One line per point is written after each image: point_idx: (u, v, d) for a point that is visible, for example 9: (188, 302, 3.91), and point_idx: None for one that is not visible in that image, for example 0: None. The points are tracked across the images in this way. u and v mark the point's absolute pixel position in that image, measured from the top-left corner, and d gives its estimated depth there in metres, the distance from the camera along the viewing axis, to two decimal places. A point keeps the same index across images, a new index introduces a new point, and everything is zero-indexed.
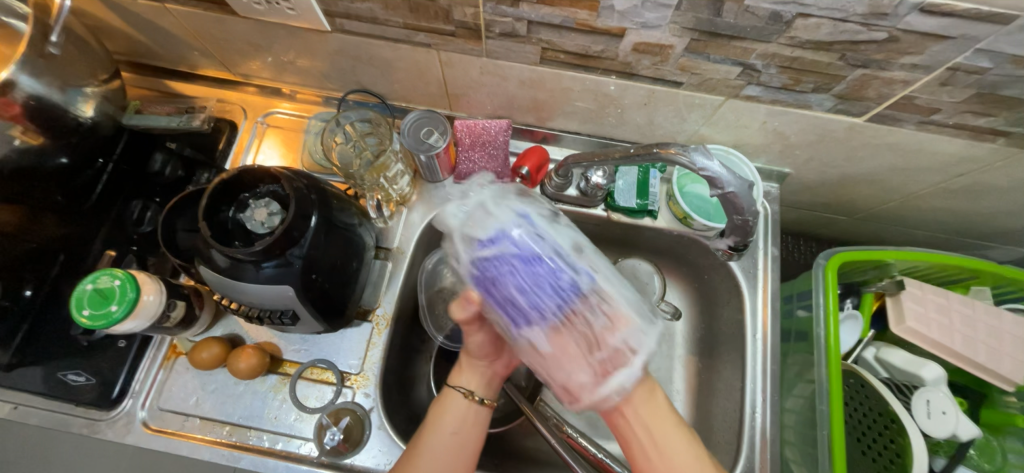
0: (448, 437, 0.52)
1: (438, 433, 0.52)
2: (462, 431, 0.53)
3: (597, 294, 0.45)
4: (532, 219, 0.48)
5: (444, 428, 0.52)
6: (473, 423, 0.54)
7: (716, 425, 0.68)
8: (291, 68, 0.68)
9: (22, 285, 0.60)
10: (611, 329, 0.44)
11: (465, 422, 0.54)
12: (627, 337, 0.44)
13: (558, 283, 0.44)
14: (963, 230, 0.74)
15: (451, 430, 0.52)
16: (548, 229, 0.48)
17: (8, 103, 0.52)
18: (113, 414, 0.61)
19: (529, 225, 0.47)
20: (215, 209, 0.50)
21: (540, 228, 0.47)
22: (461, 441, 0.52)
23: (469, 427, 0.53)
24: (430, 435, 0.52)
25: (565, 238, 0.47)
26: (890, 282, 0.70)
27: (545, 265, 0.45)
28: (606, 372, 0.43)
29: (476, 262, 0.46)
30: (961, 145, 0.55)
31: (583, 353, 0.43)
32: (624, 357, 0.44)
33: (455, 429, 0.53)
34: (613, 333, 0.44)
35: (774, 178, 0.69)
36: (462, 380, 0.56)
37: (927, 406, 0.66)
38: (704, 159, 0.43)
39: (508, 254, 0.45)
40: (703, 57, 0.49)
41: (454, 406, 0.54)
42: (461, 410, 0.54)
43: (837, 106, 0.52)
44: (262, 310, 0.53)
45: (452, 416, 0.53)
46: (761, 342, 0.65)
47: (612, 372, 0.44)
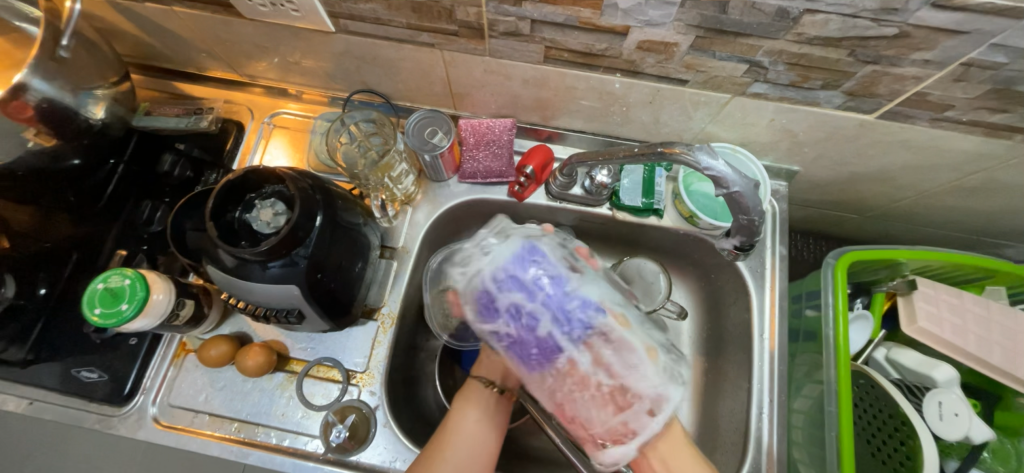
0: (475, 422, 0.54)
1: (461, 421, 0.54)
2: (484, 419, 0.55)
3: (609, 376, 0.44)
4: (545, 279, 0.46)
5: (467, 416, 0.55)
6: (496, 409, 0.56)
7: (722, 425, 0.67)
8: (297, 69, 0.68)
9: (36, 284, 0.61)
10: (623, 398, 0.44)
11: (487, 411, 0.55)
12: (636, 407, 0.45)
13: (562, 363, 0.44)
14: (977, 228, 0.73)
15: (474, 418, 0.54)
16: (562, 290, 0.46)
17: (22, 106, 0.53)
18: (125, 410, 0.62)
19: (542, 292, 0.45)
20: (222, 209, 0.51)
21: (554, 291, 0.46)
22: (486, 427, 0.55)
23: (490, 415, 0.55)
24: (458, 423, 0.54)
25: (579, 298, 0.46)
26: (902, 281, 0.69)
27: (547, 341, 0.44)
28: (609, 442, 0.45)
29: (482, 328, 0.47)
30: (975, 142, 0.53)
31: (586, 425, 0.45)
32: (634, 434, 0.45)
33: (478, 417, 0.55)
34: (623, 404, 0.44)
35: (782, 175, 0.68)
36: (483, 369, 0.58)
37: (939, 408, 0.64)
38: (709, 159, 0.42)
39: (510, 329, 0.46)
40: (708, 55, 0.48)
41: (476, 395, 0.56)
42: (483, 400, 0.56)
43: (846, 103, 0.51)
44: (268, 310, 0.53)
45: (474, 406, 0.55)
46: (768, 342, 0.65)
47: (613, 443, 0.45)
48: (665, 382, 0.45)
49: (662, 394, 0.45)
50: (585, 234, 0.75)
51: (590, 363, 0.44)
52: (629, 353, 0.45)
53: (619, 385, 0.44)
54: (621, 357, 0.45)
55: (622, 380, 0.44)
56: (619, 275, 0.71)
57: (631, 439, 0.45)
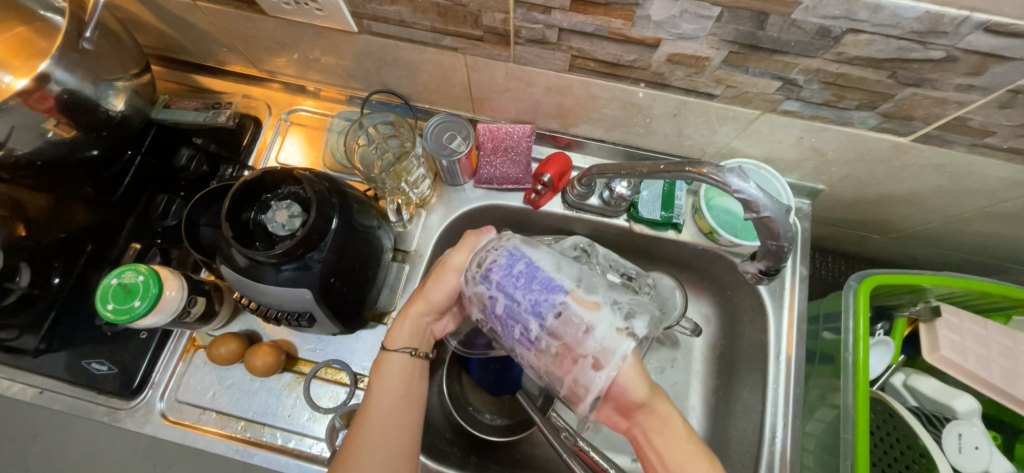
0: (394, 399, 0.52)
1: (384, 398, 0.51)
2: (408, 393, 0.52)
3: (563, 313, 0.44)
4: (509, 259, 0.47)
5: (390, 392, 0.52)
6: (418, 379, 0.54)
7: (732, 444, 0.66)
8: (316, 66, 0.68)
9: (50, 272, 0.62)
10: (574, 355, 0.43)
11: (409, 382, 0.53)
12: (586, 362, 0.43)
13: (521, 313, 0.45)
14: (1006, 255, 0.70)
15: (398, 392, 0.52)
16: (525, 266, 0.46)
17: (44, 97, 0.53)
18: (133, 404, 0.62)
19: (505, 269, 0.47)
20: (238, 209, 0.50)
21: (520, 264, 0.47)
22: (407, 403, 0.52)
23: (414, 385, 0.53)
24: (375, 405, 0.51)
25: (538, 271, 0.46)
26: (925, 308, 0.67)
27: (508, 302, 0.46)
28: (587, 375, 0.43)
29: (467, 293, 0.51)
30: (1014, 170, 0.51)
31: (565, 365, 0.44)
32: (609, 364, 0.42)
33: (402, 391, 0.52)
34: (577, 360, 0.43)
35: (806, 193, 0.66)
36: (399, 338, 0.54)
37: (959, 441, 0.63)
38: (739, 181, 0.41)
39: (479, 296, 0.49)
40: (740, 70, 0.47)
41: (395, 367, 0.53)
42: (404, 370, 0.54)
43: (882, 124, 0.49)
44: (279, 312, 0.53)
45: (395, 379, 0.53)
46: (785, 364, 0.63)
47: (596, 374, 0.42)
48: (615, 338, 0.43)
49: (612, 350, 0.42)
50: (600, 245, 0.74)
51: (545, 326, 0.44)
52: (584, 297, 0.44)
53: (572, 339, 0.43)
54: (574, 314, 0.44)
55: (581, 316, 0.44)
56: None
57: (602, 369, 0.42)
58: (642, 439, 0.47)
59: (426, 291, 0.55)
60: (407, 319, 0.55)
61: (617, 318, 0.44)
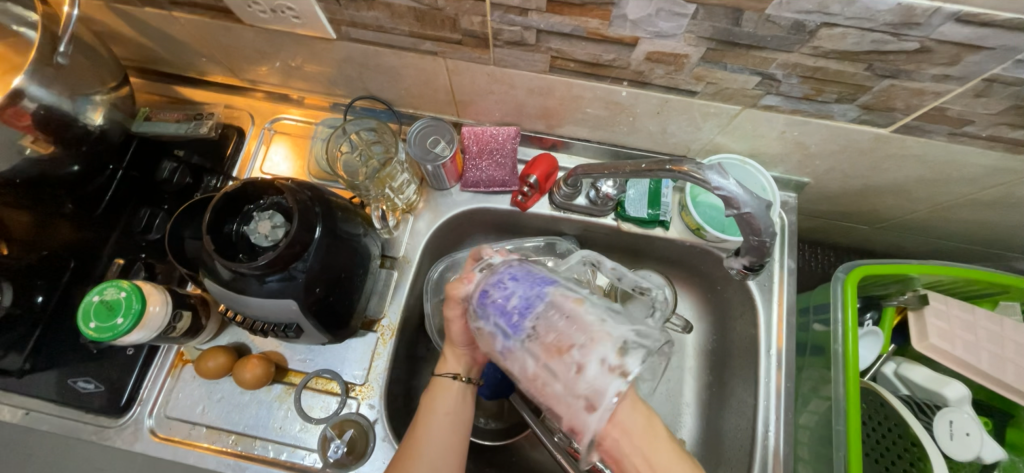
0: (446, 419, 0.53)
1: (433, 418, 0.52)
2: (455, 411, 0.53)
3: (557, 352, 0.44)
4: (536, 319, 0.45)
5: (438, 412, 0.53)
6: (466, 400, 0.55)
7: (727, 440, 0.66)
8: (298, 74, 0.67)
9: (33, 291, 0.61)
10: (568, 394, 0.43)
11: (458, 404, 0.54)
12: (578, 402, 0.43)
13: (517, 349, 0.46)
14: (991, 242, 0.71)
15: (445, 411, 0.53)
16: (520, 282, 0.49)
17: (19, 113, 0.52)
18: (121, 421, 0.61)
19: (499, 287, 0.48)
20: (219, 222, 0.50)
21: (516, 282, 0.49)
22: (456, 422, 0.53)
23: (461, 406, 0.54)
24: (429, 422, 0.52)
25: (531, 288, 0.48)
26: (912, 296, 0.68)
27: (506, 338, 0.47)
28: (581, 413, 0.43)
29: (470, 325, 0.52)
30: (994, 157, 0.52)
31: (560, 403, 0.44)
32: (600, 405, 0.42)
33: (449, 410, 0.53)
34: (571, 399, 0.43)
35: (791, 187, 0.66)
36: (450, 364, 0.56)
37: (950, 427, 0.63)
38: (719, 178, 0.41)
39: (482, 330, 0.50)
40: (719, 67, 0.47)
41: (445, 389, 0.54)
42: (452, 393, 0.54)
43: (862, 116, 0.50)
44: (266, 323, 0.52)
45: (443, 401, 0.54)
46: (775, 358, 0.63)
47: (588, 415, 0.42)
48: (604, 377, 0.42)
49: (602, 391, 0.42)
50: (589, 244, 0.74)
51: (523, 338, 0.46)
52: (576, 332, 0.44)
53: (565, 380, 0.43)
54: (565, 353, 0.43)
55: (575, 356, 0.43)
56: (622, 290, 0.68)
57: (593, 411, 0.42)
58: (623, 453, 0.44)
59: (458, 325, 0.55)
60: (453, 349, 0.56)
61: (607, 354, 0.42)
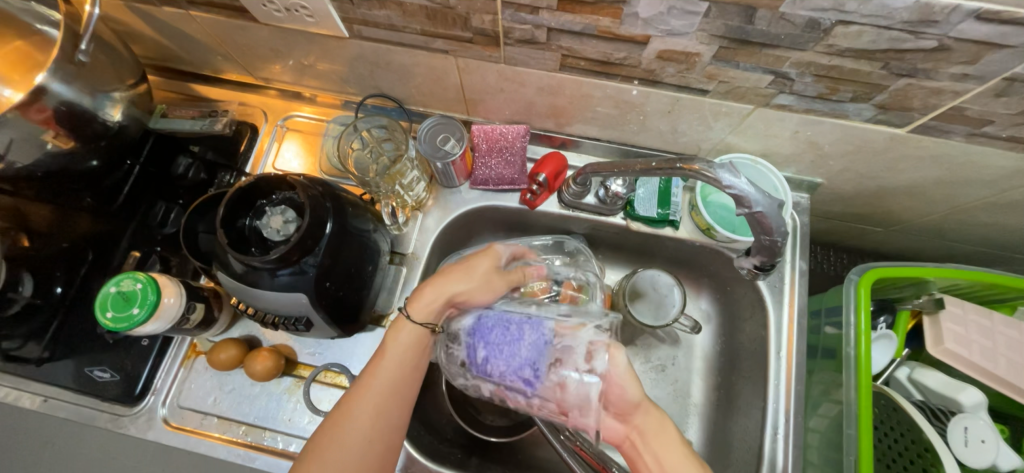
0: (403, 362, 0.50)
1: (383, 364, 0.49)
2: (410, 357, 0.51)
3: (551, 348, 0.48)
4: (526, 333, 0.49)
5: (390, 358, 0.50)
6: (424, 347, 0.52)
7: (735, 442, 0.65)
8: (311, 72, 0.68)
9: (52, 283, 0.62)
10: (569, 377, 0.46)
11: (415, 349, 0.51)
12: (576, 380, 0.46)
13: (514, 367, 0.47)
14: (1010, 246, 0.69)
15: (398, 356, 0.50)
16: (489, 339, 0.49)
17: (41, 109, 0.53)
18: (136, 410, 0.62)
19: (487, 330, 0.50)
20: (233, 216, 0.50)
21: (485, 337, 0.49)
22: (408, 367, 0.50)
23: (417, 351, 0.51)
24: (379, 364, 0.49)
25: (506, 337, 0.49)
26: (928, 299, 0.67)
27: (501, 361, 0.48)
28: (579, 387, 0.45)
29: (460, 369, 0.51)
30: (1013, 159, 0.51)
31: (562, 391, 0.46)
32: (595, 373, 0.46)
33: (404, 356, 0.50)
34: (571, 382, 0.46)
35: (804, 187, 0.65)
36: (419, 306, 0.52)
37: (964, 434, 0.61)
38: (731, 177, 0.41)
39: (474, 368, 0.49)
40: (731, 65, 0.46)
41: (406, 333, 0.51)
42: (412, 338, 0.51)
43: (877, 116, 0.49)
44: (277, 316, 0.53)
45: (398, 345, 0.51)
46: (785, 360, 0.63)
47: (589, 386, 0.45)
48: (591, 351, 0.47)
49: (593, 359, 0.47)
50: (598, 243, 0.74)
51: (538, 363, 0.47)
52: (562, 330, 0.49)
53: (562, 364, 0.47)
54: (558, 345, 0.48)
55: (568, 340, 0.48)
56: (632, 287, 0.69)
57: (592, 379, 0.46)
58: (637, 451, 0.45)
59: (446, 282, 0.53)
60: (430, 291, 0.52)
61: (586, 335, 0.49)
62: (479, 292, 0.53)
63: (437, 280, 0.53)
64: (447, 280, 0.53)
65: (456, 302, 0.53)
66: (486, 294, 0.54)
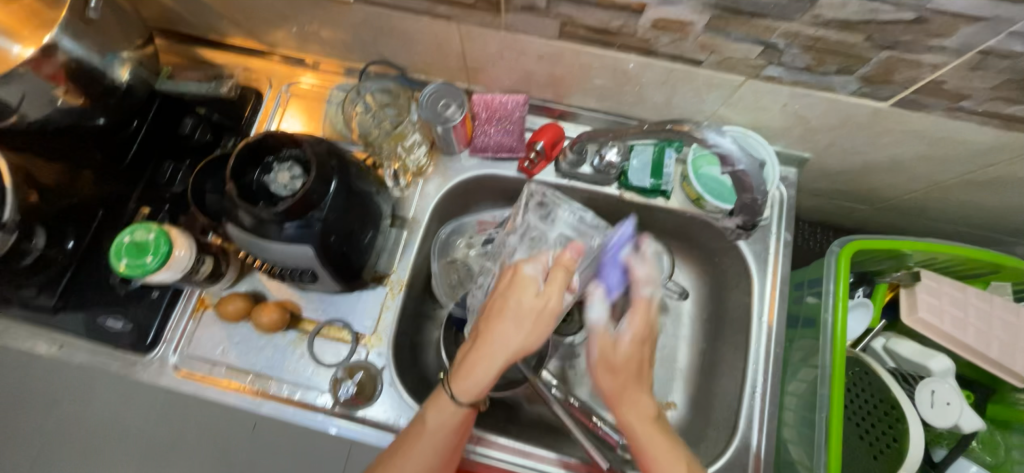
0: (443, 436, 0.52)
1: (420, 445, 0.52)
2: (449, 432, 0.52)
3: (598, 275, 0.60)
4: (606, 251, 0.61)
5: (427, 433, 0.52)
6: (461, 421, 0.53)
7: (716, 402, 0.69)
8: (314, 38, 0.69)
9: (65, 236, 0.65)
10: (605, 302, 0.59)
11: (453, 422, 0.52)
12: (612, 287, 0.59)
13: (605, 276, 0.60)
14: (986, 224, 0.72)
15: (435, 430, 0.52)
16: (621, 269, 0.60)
17: (52, 64, 0.55)
18: (148, 358, 0.65)
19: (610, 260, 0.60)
20: (242, 171, 0.52)
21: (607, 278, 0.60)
22: (444, 442, 0.52)
23: (456, 426, 0.53)
24: (418, 441, 0.52)
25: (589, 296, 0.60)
26: (906, 273, 0.70)
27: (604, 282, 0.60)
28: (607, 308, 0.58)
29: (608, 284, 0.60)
30: (988, 134, 0.53)
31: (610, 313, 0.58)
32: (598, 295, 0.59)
33: (442, 432, 0.52)
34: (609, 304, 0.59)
35: (793, 162, 0.68)
36: (465, 388, 0.51)
37: (931, 397, 0.66)
38: (716, 136, 0.44)
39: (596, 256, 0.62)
40: (723, 35, 0.48)
41: (443, 408, 0.52)
42: (453, 414, 0.52)
43: (861, 89, 0.51)
44: (284, 268, 0.57)
45: (437, 421, 0.52)
46: (766, 325, 0.66)
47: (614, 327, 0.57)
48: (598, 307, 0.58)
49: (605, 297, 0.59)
50: None
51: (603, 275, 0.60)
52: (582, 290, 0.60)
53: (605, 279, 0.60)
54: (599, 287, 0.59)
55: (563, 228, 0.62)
56: None
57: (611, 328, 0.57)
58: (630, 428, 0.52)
59: (499, 339, 0.51)
60: (479, 369, 0.51)
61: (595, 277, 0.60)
62: (529, 337, 0.51)
63: (486, 350, 0.51)
64: (501, 340, 0.51)
65: (513, 357, 0.51)
66: (528, 333, 0.51)
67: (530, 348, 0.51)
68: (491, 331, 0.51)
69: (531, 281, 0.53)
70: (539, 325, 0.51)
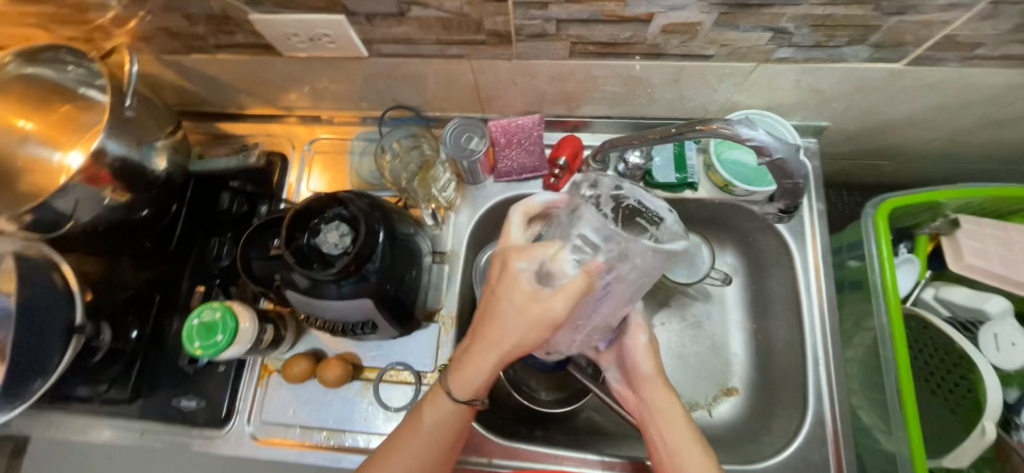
0: (437, 434, 0.53)
1: (415, 436, 0.53)
2: (439, 429, 0.53)
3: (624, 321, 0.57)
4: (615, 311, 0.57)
5: (422, 426, 0.53)
6: (456, 420, 0.53)
7: (779, 381, 0.69)
8: (328, 95, 0.72)
9: (127, 327, 0.67)
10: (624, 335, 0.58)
11: (446, 420, 0.53)
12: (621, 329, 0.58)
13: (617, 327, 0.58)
14: (1015, 159, 0.72)
15: (431, 426, 0.52)
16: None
17: (99, 169, 0.58)
18: (224, 431, 0.67)
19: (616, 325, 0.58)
20: (291, 237, 0.54)
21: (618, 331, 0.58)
22: (438, 440, 0.53)
23: (449, 424, 0.53)
24: (413, 435, 0.52)
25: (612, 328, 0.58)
26: (942, 222, 0.71)
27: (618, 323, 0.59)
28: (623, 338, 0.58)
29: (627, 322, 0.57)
30: (1007, 75, 0.54)
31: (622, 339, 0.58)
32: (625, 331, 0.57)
33: (434, 428, 0.53)
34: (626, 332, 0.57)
35: (811, 132, 0.68)
36: (461, 385, 0.51)
37: (995, 339, 0.66)
38: (749, 130, 0.46)
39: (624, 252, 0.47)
40: (731, 28, 0.50)
41: (436, 405, 0.53)
42: (446, 410, 0.52)
43: (874, 55, 0.52)
44: (344, 323, 0.58)
45: (431, 415, 0.52)
46: (816, 298, 0.67)
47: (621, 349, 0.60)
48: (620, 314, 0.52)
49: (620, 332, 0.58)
50: None
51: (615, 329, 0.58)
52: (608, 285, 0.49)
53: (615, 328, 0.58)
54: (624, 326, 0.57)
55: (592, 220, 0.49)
56: None
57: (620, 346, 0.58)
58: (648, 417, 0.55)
59: (492, 335, 0.49)
60: (473, 364, 0.51)
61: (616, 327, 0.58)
62: (524, 338, 0.48)
63: (479, 344, 0.50)
64: (494, 339, 0.49)
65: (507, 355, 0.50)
66: (524, 335, 0.48)
67: (523, 348, 0.49)
68: (488, 330, 0.50)
69: (524, 277, 0.48)
70: (534, 330, 0.47)
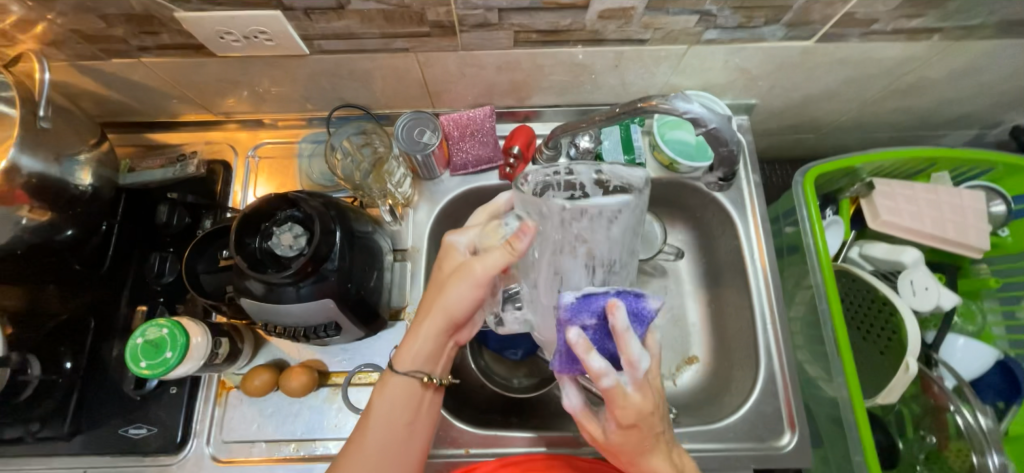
0: (394, 422, 0.52)
1: (376, 424, 0.52)
2: (397, 416, 0.53)
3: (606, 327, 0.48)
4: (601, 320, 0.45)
5: (380, 413, 0.52)
6: (415, 403, 0.54)
7: (733, 344, 0.74)
8: (269, 97, 0.69)
9: (60, 358, 0.62)
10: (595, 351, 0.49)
11: (404, 403, 0.53)
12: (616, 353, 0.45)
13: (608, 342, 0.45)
14: (916, 125, 0.81)
15: (387, 412, 0.52)
16: (633, 313, 0.44)
17: (13, 186, 0.53)
18: (182, 456, 0.63)
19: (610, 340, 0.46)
20: (242, 242, 0.52)
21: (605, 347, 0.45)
22: (397, 426, 0.53)
23: (409, 408, 0.53)
24: (373, 424, 0.52)
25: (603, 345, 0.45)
26: (862, 186, 0.77)
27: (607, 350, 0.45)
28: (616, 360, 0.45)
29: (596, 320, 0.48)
30: (899, 48, 0.61)
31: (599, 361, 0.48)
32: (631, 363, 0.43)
33: (391, 415, 0.52)
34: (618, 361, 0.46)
35: (742, 110, 0.73)
36: (406, 361, 0.54)
37: (911, 285, 0.75)
38: (685, 104, 0.50)
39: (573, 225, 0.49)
40: (662, 12, 0.53)
41: (394, 389, 0.53)
42: (402, 393, 0.53)
43: (788, 34, 0.57)
44: (304, 328, 0.56)
45: (389, 400, 0.53)
46: (760, 262, 0.72)
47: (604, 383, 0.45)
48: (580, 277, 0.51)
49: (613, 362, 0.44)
50: None
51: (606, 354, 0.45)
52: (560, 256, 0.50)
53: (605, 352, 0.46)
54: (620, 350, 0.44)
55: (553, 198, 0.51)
56: None
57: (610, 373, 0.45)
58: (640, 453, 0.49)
59: (436, 302, 0.55)
60: (418, 339, 0.54)
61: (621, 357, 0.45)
62: (463, 300, 0.54)
63: (423, 320, 0.55)
64: (439, 308, 0.54)
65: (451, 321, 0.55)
66: (462, 297, 0.54)
67: (467, 314, 0.55)
68: (433, 303, 0.55)
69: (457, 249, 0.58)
70: (472, 289, 0.54)
